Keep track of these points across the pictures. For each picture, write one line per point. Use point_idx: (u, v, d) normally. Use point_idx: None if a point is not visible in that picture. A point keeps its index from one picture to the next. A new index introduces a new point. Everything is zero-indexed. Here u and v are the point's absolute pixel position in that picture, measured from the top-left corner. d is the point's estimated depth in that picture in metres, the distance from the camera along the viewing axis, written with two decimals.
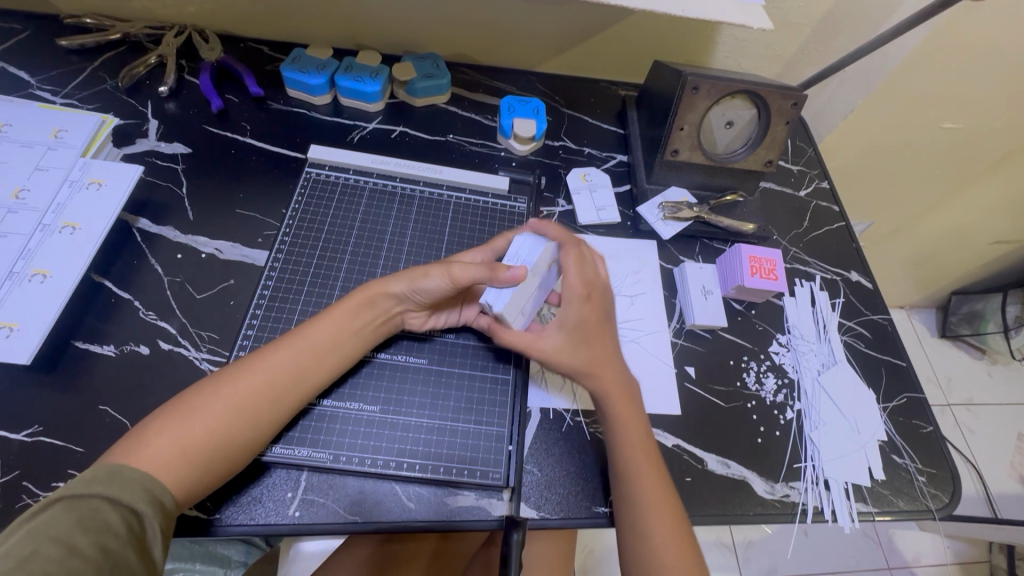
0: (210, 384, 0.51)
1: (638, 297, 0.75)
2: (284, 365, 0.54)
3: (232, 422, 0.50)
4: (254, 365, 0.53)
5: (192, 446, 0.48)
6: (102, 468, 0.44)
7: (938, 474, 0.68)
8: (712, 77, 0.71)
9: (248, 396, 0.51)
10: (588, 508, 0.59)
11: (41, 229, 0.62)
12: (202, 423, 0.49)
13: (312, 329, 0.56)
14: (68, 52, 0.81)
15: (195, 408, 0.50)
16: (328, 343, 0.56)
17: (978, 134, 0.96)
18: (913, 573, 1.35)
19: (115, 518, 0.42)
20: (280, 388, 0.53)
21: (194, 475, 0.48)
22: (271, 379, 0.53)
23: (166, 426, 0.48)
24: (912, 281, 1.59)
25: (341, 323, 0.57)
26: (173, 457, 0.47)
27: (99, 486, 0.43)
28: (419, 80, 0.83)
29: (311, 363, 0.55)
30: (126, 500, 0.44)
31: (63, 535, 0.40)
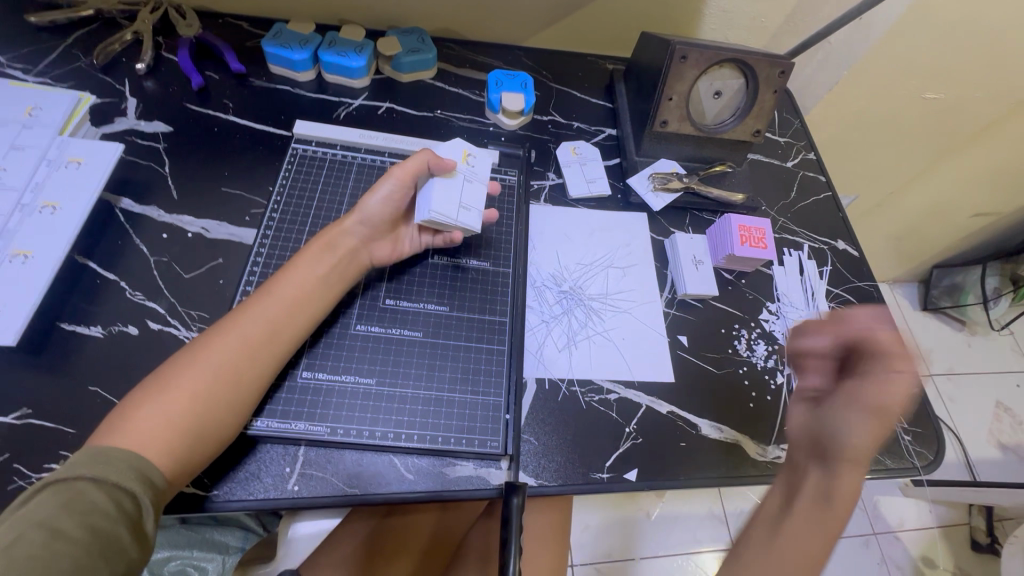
0: (185, 355, 0.51)
1: (630, 269, 0.75)
2: (256, 319, 0.54)
3: (213, 385, 0.50)
4: (228, 329, 0.53)
5: (177, 416, 0.48)
6: (87, 451, 0.44)
7: (923, 433, 0.70)
8: (700, 45, 0.71)
9: (223, 355, 0.51)
10: (586, 474, 0.60)
11: (20, 209, 0.60)
12: (184, 392, 0.49)
13: (282, 285, 0.57)
14: (38, 29, 0.79)
15: (174, 378, 0.50)
16: (298, 286, 0.57)
17: (959, 104, 0.98)
18: (898, 537, 1.39)
19: (102, 498, 0.42)
20: (257, 345, 0.53)
21: (183, 446, 0.48)
22: (244, 334, 0.53)
23: (148, 401, 0.48)
24: (895, 255, 1.61)
25: (305, 267, 0.58)
26: (158, 426, 0.47)
27: (83, 469, 0.42)
28: (405, 54, 0.82)
29: (283, 313, 0.56)
30: (113, 479, 0.43)
31: (49, 519, 0.39)
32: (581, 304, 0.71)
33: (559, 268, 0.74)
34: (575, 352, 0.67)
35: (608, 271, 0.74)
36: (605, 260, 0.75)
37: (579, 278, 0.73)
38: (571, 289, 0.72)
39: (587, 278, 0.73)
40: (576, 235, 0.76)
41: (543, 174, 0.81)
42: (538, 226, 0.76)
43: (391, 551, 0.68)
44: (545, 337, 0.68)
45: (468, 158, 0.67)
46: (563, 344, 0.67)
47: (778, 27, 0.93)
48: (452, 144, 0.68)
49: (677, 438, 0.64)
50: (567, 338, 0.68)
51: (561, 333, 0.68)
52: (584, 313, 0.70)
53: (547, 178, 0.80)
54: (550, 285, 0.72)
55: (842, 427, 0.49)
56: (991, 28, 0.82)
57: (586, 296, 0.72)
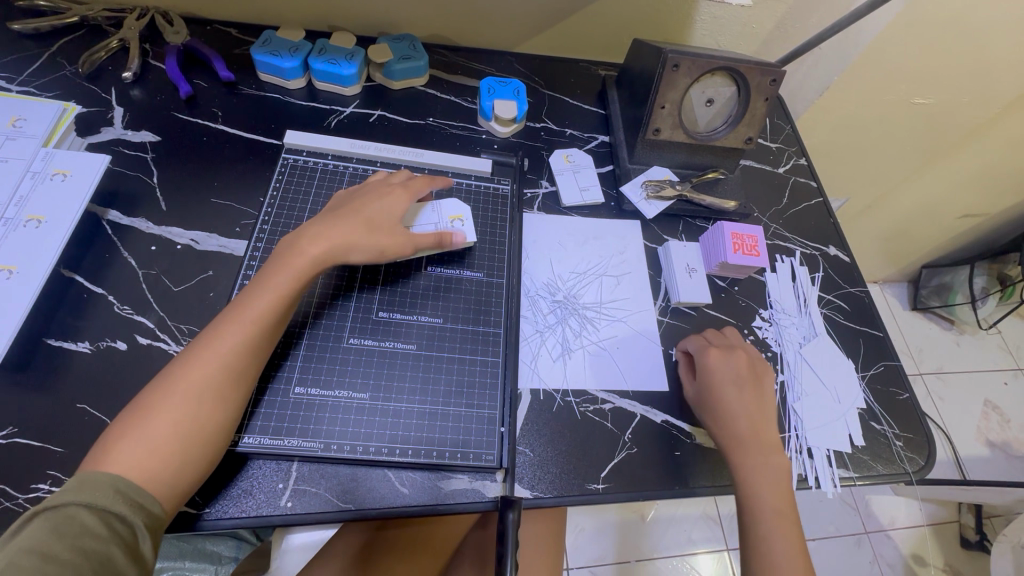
0: (163, 380, 0.49)
1: (624, 277, 0.75)
2: (235, 342, 0.51)
3: (194, 409, 0.48)
4: (211, 348, 0.51)
5: (162, 443, 0.46)
6: (76, 476, 0.44)
7: (914, 438, 0.70)
8: (692, 53, 0.71)
9: (204, 380, 0.49)
10: (580, 485, 0.60)
11: (4, 222, 0.59)
12: (167, 418, 0.47)
13: (268, 303, 0.54)
14: (22, 37, 0.77)
15: (154, 404, 0.48)
16: (280, 310, 0.55)
17: (947, 109, 0.99)
18: (888, 536, 1.41)
19: (93, 522, 0.42)
20: (238, 363, 0.51)
21: (170, 472, 0.46)
22: (223, 356, 0.51)
23: (132, 429, 0.47)
24: (885, 256, 1.63)
25: (284, 286, 0.55)
26: (143, 455, 0.46)
27: (72, 494, 0.42)
28: (396, 62, 0.81)
29: (264, 333, 0.53)
30: (104, 504, 0.43)
31: (40, 544, 0.40)
32: (575, 314, 0.71)
33: (553, 276, 0.73)
34: (570, 361, 0.67)
35: (601, 280, 0.74)
36: (598, 268, 0.75)
37: (573, 286, 0.73)
38: (565, 298, 0.72)
39: (581, 287, 0.73)
40: (568, 243, 0.76)
41: (536, 182, 0.80)
42: (531, 235, 0.76)
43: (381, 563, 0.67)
44: (540, 347, 0.68)
45: (454, 221, 0.69)
46: (558, 354, 0.67)
47: (769, 33, 0.94)
48: (450, 203, 0.70)
49: (671, 447, 0.64)
50: (562, 347, 0.68)
51: (556, 342, 0.68)
52: (578, 322, 0.70)
53: (540, 185, 0.80)
54: (543, 294, 0.72)
55: (719, 381, 0.63)
56: (980, 34, 0.82)
57: (580, 305, 0.72)
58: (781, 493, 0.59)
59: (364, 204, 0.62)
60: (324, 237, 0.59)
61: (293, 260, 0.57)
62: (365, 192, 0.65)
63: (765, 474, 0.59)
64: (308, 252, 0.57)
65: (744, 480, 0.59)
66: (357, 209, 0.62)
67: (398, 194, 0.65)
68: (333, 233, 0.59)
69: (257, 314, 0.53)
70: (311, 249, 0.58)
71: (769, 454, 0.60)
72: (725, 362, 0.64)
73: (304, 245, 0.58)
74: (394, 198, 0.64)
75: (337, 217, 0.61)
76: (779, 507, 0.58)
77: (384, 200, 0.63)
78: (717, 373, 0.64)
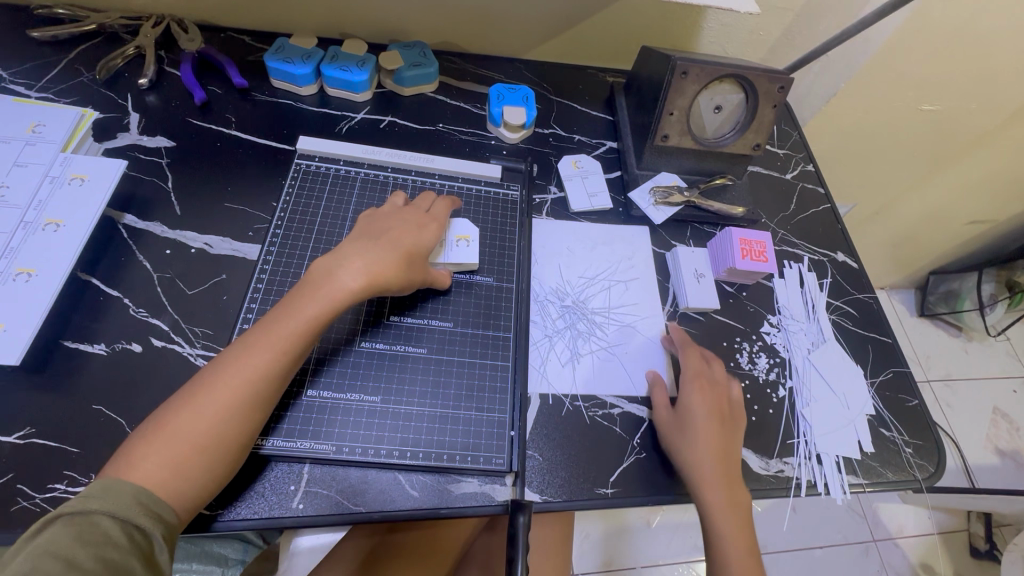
0: (183, 397, 0.49)
1: (632, 283, 0.75)
2: (260, 367, 0.51)
3: (216, 432, 0.48)
4: (232, 370, 0.50)
5: (183, 461, 0.47)
6: (99, 483, 0.44)
7: (924, 445, 0.70)
8: (701, 61, 0.71)
9: (227, 402, 0.49)
10: (589, 490, 0.60)
11: (23, 226, 0.60)
12: (187, 437, 0.47)
13: (293, 327, 0.53)
14: (40, 44, 0.79)
15: (175, 422, 0.48)
16: (307, 338, 0.53)
17: (955, 116, 0.99)
18: (897, 545, 1.40)
19: (116, 531, 0.42)
20: (262, 385, 0.51)
21: (193, 488, 0.47)
22: (249, 381, 0.50)
23: (152, 446, 0.47)
24: (892, 262, 1.62)
25: (314, 315, 0.54)
26: (167, 475, 0.46)
27: (94, 502, 0.43)
28: (407, 69, 0.82)
29: (291, 357, 0.52)
30: (125, 514, 0.43)
31: (64, 550, 0.40)
32: (584, 319, 0.71)
33: (562, 282, 0.74)
34: (579, 366, 0.67)
35: (610, 286, 0.75)
36: (607, 274, 0.75)
37: (582, 292, 0.74)
38: (574, 304, 0.72)
39: (589, 292, 0.74)
40: (577, 248, 0.77)
41: (545, 187, 0.81)
42: (539, 240, 0.76)
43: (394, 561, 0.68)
44: (549, 352, 0.68)
45: (460, 241, 0.69)
46: (567, 359, 0.68)
47: (777, 40, 0.94)
48: (461, 223, 0.71)
49: None
50: (570, 352, 0.68)
51: (564, 347, 0.69)
52: (587, 327, 0.71)
53: (549, 191, 0.81)
54: (553, 300, 0.72)
55: (698, 417, 0.62)
56: (991, 40, 0.82)
57: (589, 310, 0.72)
58: (746, 532, 0.60)
59: (393, 231, 0.61)
60: (357, 264, 0.57)
61: (328, 290, 0.55)
62: (395, 219, 0.63)
63: (736, 512, 0.60)
64: (346, 284, 0.56)
65: (712, 517, 0.59)
66: (390, 236, 0.60)
67: (428, 224, 0.65)
68: (369, 262, 0.57)
69: (286, 343, 0.52)
70: (350, 280, 0.56)
71: (737, 493, 0.61)
72: (708, 396, 0.64)
73: (342, 275, 0.56)
74: (424, 228, 0.64)
75: (370, 244, 0.59)
76: (743, 542, 0.60)
77: (418, 234, 0.63)
78: (700, 407, 0.62)
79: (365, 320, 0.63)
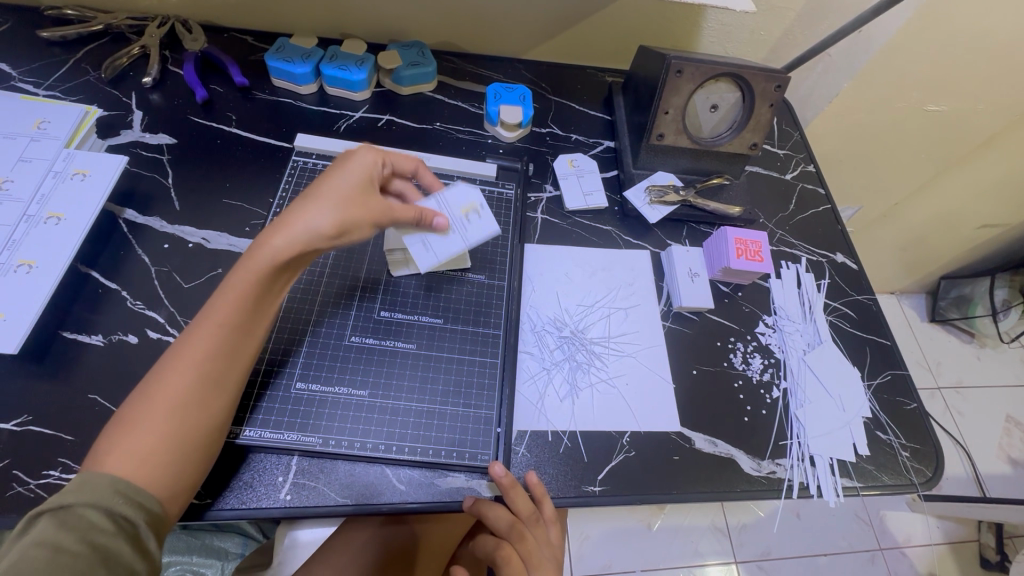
0: (139, 392, 0.50)
1: (632, 310, 0.73)
2: (203, 346, 0.51)
3: (176, 416, 0.49)
4: (178, 356, 0.51)
5: (153, 449, 0.47)
6: (77, 478, 0.45)
7: (921, 449, 0.69)
8: (696, 59, 0.71)
9: (178, 387, 0.49)
10: (577, 487, 0.60)
11: (26, 219, 0.62)
12: (148, 426, 0.48)
13: (226, 300, 0.53)
14: (50, 44, 0.81)
15: (135, 414, 0.48)
16: (244, 307, 0.53)
17: (961, 116, 0.97)
18: (904, 553, 1.37)
19: (101, 518, 0.43)
20: (208, 364, 0.51)
21: (165, 475, 0.47)
22: (196, 361, 0.51)
23: (118, 440, 0.47)
24: (902, 266, 1.60)
25: (246, 283, 0.53)
26: (133, 460, 0.46)
27: (72, 495, 0.43)
28: (405, 68, 0.83)
29: (232, 331, 0.52)
30: (107, 503, 0.44)
31: (50, 538, 0.41)
32: (582, 349, 0.69)
33: (560, 311, 0.72)
34: (578, 400, 0.65)
35: (609, 313, 0.73)
36: (606, 301, 0.73)
37: (580, 321, 0.71)
38: (572, 334, 0.70)
39: (588, 321, 0.72)
40: (576, 274, 0.75)
41: (541, 186, 0.81)
42: (537, 266, 0.74)
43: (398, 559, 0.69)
44: (546, 386, 0.66)
45: (468, 215, 0.65)
46: (565, 393, 0.65)
47: (778, 40, 0.93)
48: (460, 193, 0.66)
49: (670, 452, 0.64)
50: (568, 386, 0.66)
51: (563, 381, 0.66)
52: (586, 357, 0.69)
53: (544, 189, 0.81)
54: (550, 329, 0.70)
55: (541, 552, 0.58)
56: (997, 38, 0.81)
57: (588, 340, 0.70)
58: None
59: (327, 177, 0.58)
60: (289, 222, 0.55)
61: (256, 255, 0.54)
62: (337, 165, 0.60)
63: None
64: (273, 244, 0.54)
65: None
66: (328, 187, 0.57)
67: (369, 159, 0.60)
68: (298, 217, 0.55)
69: (223, 317, 0.52)
70: (276, 240, 0.54)
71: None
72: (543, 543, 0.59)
73: (269, 238, 0.55)
74: (370, 165, 0.60)
75: (300, 197, 0.57)
76: None
77: (350, 169, 0.58)
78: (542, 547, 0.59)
79: (356, 314, 0.64)
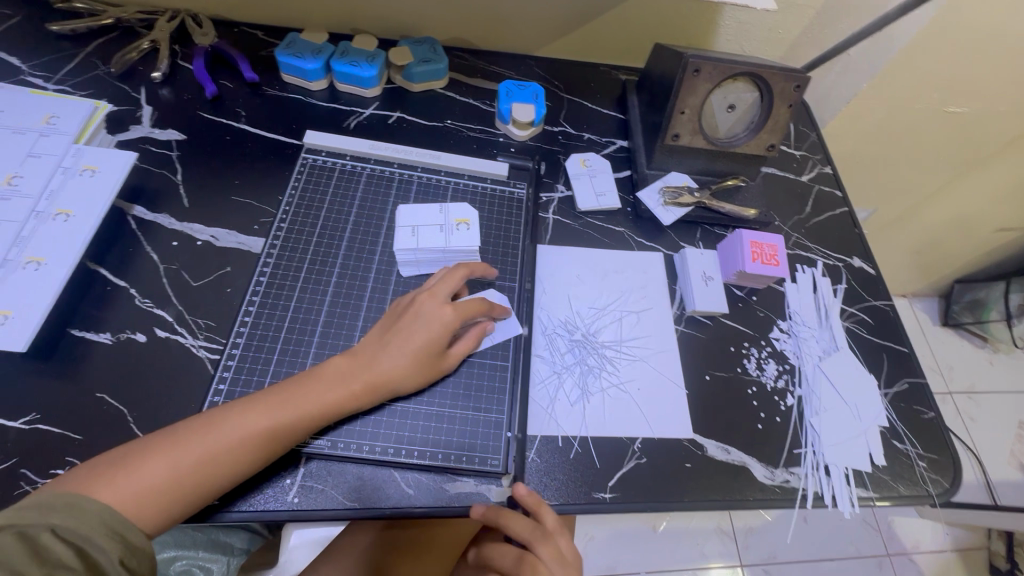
0: (161, 439, 0.49)
1: (644, 313, 0.72)
2: (241, 435, 0.50)
3: (203, 473, 0.49)
4: (212, 428, 0.50)
5: (154, 495, 0.47)
6: (61, 497, 0.44)
7: (939, 460, 0.67)
8: (714, 58, 0.70)
9: (204, 462, 0.49)
10: (587, 494, 0.59)
11: (35, 216, 0.61)
12: (157, 478, 0.47)
13: (287, 406, 0.53)
14: (60, 38, 0.80)
15: (148, 461, 0.48)
16: (299, 426, 0.53)
17: (983, 117, 0.95)
18: (912, 560, 1.35)
19: (68, 554, 0.42)
20: (240, 452, 0.50)
21: (158, 518, 0.47)
22: (229, 446, 0.50)
23: (122, 474, 0.47)
24: (915, 269, 1.57)
25: (310, 404, 0.53)
26: (141, 495, 0.46)
27: (53, 516, 0.43)
28: (416, 64, 0.82)
29: (273, 435, 0.51)
30: (81, 533, 0.43)
31: (18, 566, 0.40)
32: (593, 353, 0.68)
33: (572, 314, 0.71)
34: (589, 405, 0.64)
35: (621, 317, 0.71)
36: (618, 304, 0.72)
37: (592, 324, 0.70)
38: (583, 337, 0.69)
39: (599, 325, 0.70)
40: (588, 276, 0.74)
41: (552, 186, 0.80)
42: (548, 267, 0.73)
43: (406, 558, 0.68)
44: (557, 390, 0.65)
45: (459, 225, 0.70)
46: (576, 398, 0.64)
47: (797, 38, 0.91)
48: (458, 207, 0.71)
49: (682, 459, 0.63)
50: (580, 391, 0.65)
51: (574, 385, 0.65)
52: (597, 362, 0.68)
53: (556, 189, 0.80)
54: (561, 332, 0.69)
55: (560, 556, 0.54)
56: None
57: (599, 344, 0.69)
58: None
59: (411, 326, 0.58)
60: (372, 366, 0.56)
61: (326, 380, 0.55)
62: (412, 316, 0.59)
63: None
64: (348, 386, 0.55)
65: None
66: (407, 334, 0.58)
67: (449, 320, 0.59)
68: (378, 365, 0.56)
69: (272, 423, 0.51)
70: (352, 382, 0.55)
71: None
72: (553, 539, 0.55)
73: (344, 369, 0.56)
74: (450, 320, 0.59)
75: (381, 341, 0.58)
76: None
77: (431, 328, 0.58)
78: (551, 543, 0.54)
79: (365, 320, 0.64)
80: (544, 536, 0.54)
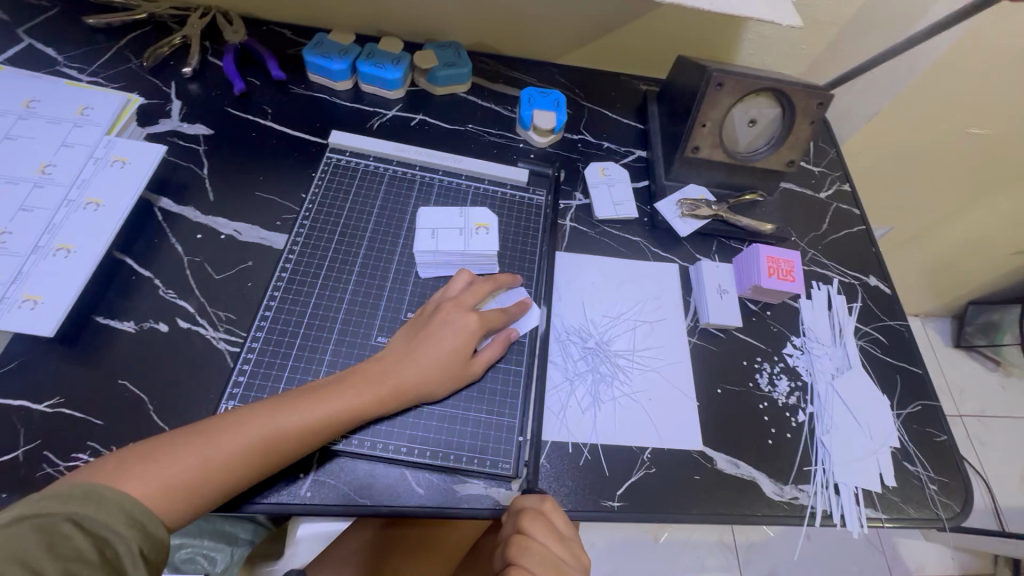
0: (188, 433, 0.50)
1: (658, 323, 0.72)
2: (266, 434, 0.51)
3: (227, 465, 0.49)
4: (239, 424, 0.51)
5: (179, 485, 0.48)
6: (81, 486, 0.44)
7: (950, 483, 0.67)
8: (737, 73, 0.70)
9: (230, 457, 0.50)
10: (596, 501, 0.59)
11: (66, 204, 0.63)
12: (181, 469, 0.48)
13: (314, 408, 0.53)
14: (94, 31, 0.82)
15: (173, 453, 0.49)
16: (324, 429, 0.53)
17: (1006, 139, 0.95)
18: None
19: (87, 546, 0.42)
20: (265, 450, 0.51)
21: (180, 509, 0.48)
22: (254, 443, 0.51)
23: (149, 465, 0.48)
24: (930, 289, 1.56)
25: (336, 407, 0.54)
26: (169, 487, 0.47)
27: (74, 505, 0.43)
28: (440, 68, 0.83)
29: (299, 435, 0.52)
30: (102, 522, 0.44)
31: (31, 558, 0.40)
32: (606, 361, 0.68)
33: (585, 321, 0.71)
34: (600, 413, 0.65)
35: (635, 326, 0.72)
36: (631, 313, 0.73)
37: (606, 332, 0.71)
38: (597, 345, 0.69)
39: (613, 333, 0.71)
40: (602, 285, 0.74)
41: (570, 194, 0.81)
42: (564, 275, 0.73)
43: (411, 554, 0.69)
44: (568, 397, 0.65)
45: (478, 229, 0.70)
46: (587, 405, 0.65)
47: (819, 55, 0.91)
48: (477, 211, 0.72)
49: (692, 470, 0.63)
50: (591, 398, 0.65)
51: (585, 392, 0.66)
52: (609, 370, 0.68)
53: (574, 197, 0.80)
54: (575, 339, 0.69)
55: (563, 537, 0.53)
56: None
57: (612, 352, 0.69)
58: None
59: (437, 333, 0.60)
60: (397, 373, 0.57)
61: (352, 385, 0.56)
62: (436, 323, 0.60)
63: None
64: (374, 392, 0.56)
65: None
66: (433, 342, 0.59)
67: (472, 327, 0.61)
68: (403, 372, 0.57)
69: (298, 424, 0.52)
70: (378, 387, 0.56)
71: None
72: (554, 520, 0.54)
73: (371, 374, 0.57)
74: (472, 329, 0.60)
75: (408, 349, 0.59)
76: None
77: (456, 337, 0.59)
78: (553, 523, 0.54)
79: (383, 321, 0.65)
80: (536, 514, 0.53)
